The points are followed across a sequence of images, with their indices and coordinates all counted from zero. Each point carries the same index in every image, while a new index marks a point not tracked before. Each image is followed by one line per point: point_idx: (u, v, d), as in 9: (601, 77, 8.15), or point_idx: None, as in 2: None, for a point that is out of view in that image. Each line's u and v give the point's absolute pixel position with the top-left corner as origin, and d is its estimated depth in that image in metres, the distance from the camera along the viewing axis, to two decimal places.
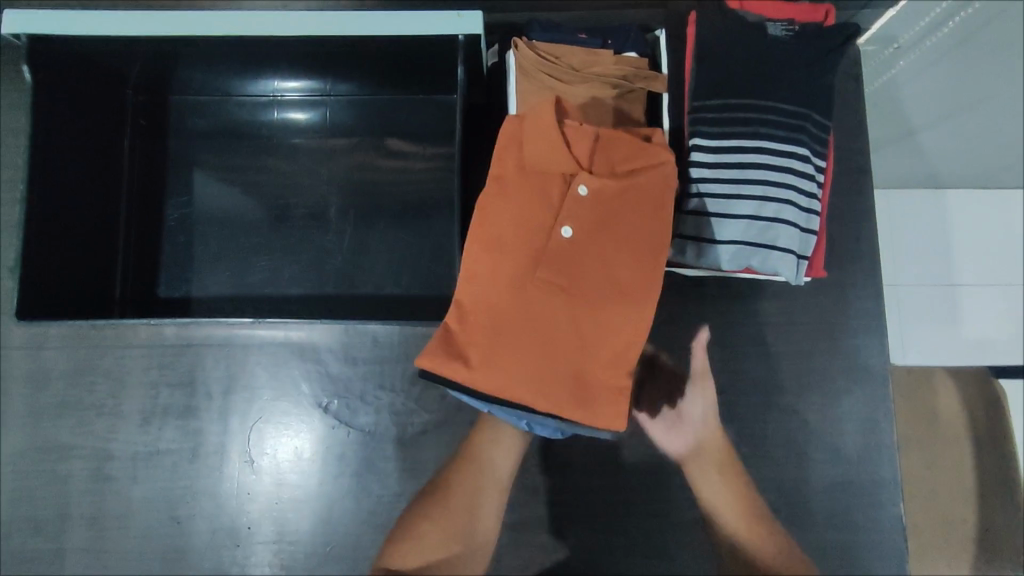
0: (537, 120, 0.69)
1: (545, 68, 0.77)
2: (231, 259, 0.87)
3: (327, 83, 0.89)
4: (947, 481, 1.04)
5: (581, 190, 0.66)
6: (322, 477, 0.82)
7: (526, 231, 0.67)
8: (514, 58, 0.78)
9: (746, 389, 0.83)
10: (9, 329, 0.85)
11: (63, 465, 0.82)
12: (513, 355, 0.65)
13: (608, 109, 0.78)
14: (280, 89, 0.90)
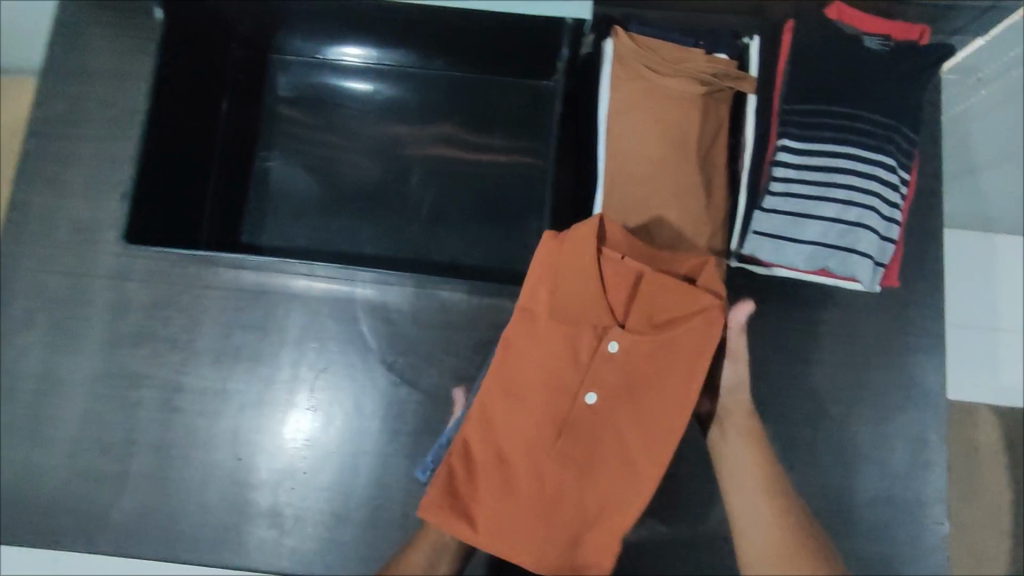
0: (574, 262, 0.66)
1: (641, 58, 0.80)
2: (314, 214, 0.90)
3: (413, 56, 0.93)
4: (982, 515, 1.04)
5: (612, 347, 0.65)
6: (380, 432, 0.84)
7: (548, 387, 0.66)
8: (612, 48, 0.81)
9: (801, 394, 0.84)
10: (97, 257, 0.89)
11: (134, 392, 0.85)
12: (518, 529, 0.66)
13: (694, 106, 0.80)
14: (342, 55, 0.94)
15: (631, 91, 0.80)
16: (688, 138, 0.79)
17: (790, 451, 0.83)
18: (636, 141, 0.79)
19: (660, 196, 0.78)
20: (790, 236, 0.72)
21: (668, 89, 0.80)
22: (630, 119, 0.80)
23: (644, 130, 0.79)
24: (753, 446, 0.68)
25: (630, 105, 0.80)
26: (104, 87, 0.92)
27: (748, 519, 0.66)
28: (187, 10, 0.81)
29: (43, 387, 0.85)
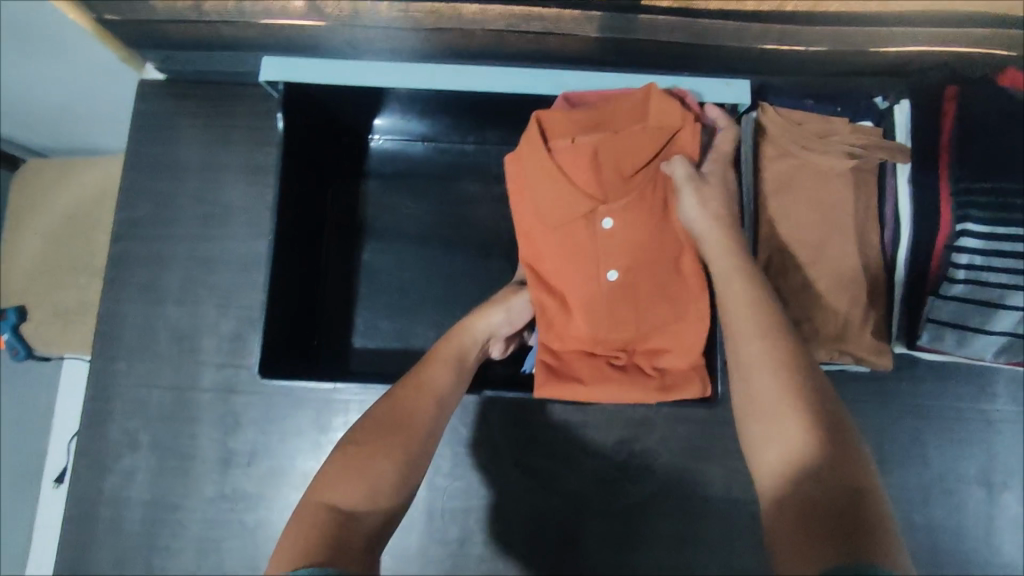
0: (532, 166, 0.68)
1: (790, 135, 0.74)
2: (428, 309, 0.85)
3: (477, 129, 0.85)
4: None
5: (608, 221, 0.66)
6: (520, 546, 0.80)
7: (577, 267, 0.68)
8: (756, 123, 0.75)
9: (965, 478, 0.80)
10: (200, 369, 0.82)
11: (252, 516, 0.79)
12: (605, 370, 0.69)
13: (850, 185, 0.74)
14: (390, 127, 0.85)
15: (782, 171, 0.74)
16: (842, 220, 0.73)
17: (958, 538, 0.79)
18: (788, 226, 0.73)
19: (815, 285, 0.72)
20: (977, 325, 0.69)
21: (821, 167, 0.74)
22: (782, 201, 0.74)
23: (798, 214, 0.73)
24: (780, 368, 0.52)
25: (780, 187, 0.74)
26: (195, 184, 0.86)
27: (748, 396, 0.53)
28: (304, 108, 0.74)
29: (154, 517, 0.79)
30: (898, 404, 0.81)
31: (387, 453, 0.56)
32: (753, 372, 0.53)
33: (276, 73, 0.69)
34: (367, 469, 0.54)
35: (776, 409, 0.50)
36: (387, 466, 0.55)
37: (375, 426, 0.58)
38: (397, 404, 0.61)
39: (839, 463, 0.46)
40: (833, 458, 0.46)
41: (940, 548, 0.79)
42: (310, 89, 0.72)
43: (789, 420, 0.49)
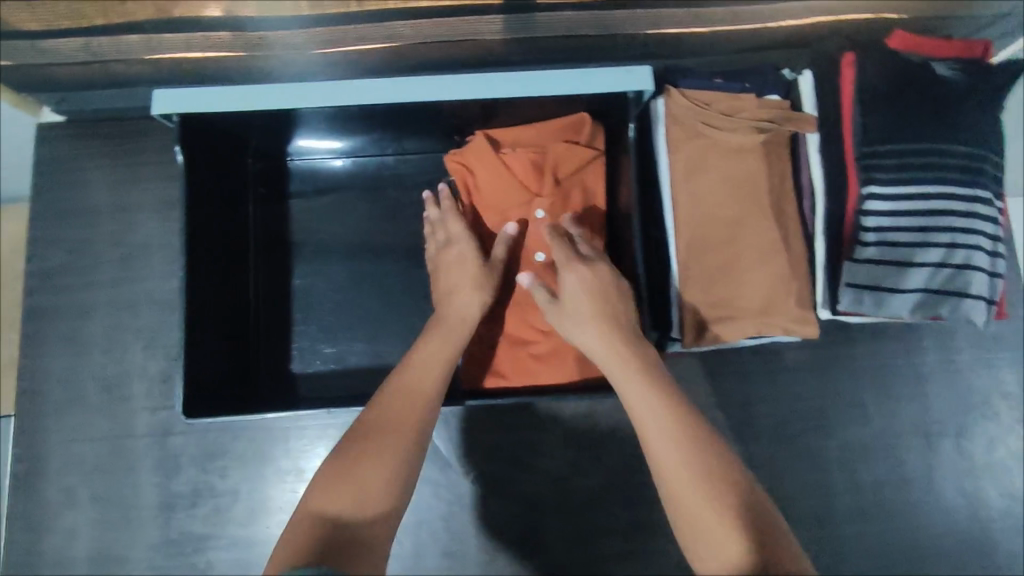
0: (484, 163, 0.72)
1: (697, 114, 0.74)
2: (363, 328, 0.84)
3: (395, 141, 0.84)
4: None
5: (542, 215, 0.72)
6: (476, 551, 0.80)
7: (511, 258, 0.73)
8: (664, 108, 0.76)
9: (905, 432, 0.81)
10: (133, 415, 0.80)
11: (202, 556, 0.78)
12: (525, 360, 0.71)
13: (762, 159, 0.75)
14: (314, 151, 0.84)
15: (694, 153, 0.75)
16: (759, 195, 0.74)
17: (905, 492, 0.80)
18: (705, 207, 0.74)
19: (738, 262, 0.73)
20: (892, 286, 0.68)
21: (733, 144, 0.74)
22: (697, 183, 0.75)
23: (714, 194, 0.74)
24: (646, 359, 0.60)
25: (693, 169, 0.75)
26: (108, 226, 0.83)
27: (627, 392, 0.58)
28: (205, 138, 0.72)
29: (100, 571, 0.78)
30: (833, 368, 0.82)
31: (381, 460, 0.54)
32: (667, 414, 0.55)
33: (168, 103, 0.66)
34: (367, 483, 0.52)
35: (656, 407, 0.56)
36: (394, 477, 0.53)
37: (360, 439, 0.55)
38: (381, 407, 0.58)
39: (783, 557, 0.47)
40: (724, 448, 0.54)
41: (888, 503, 0.80)
42: (209, 116, 0.69)
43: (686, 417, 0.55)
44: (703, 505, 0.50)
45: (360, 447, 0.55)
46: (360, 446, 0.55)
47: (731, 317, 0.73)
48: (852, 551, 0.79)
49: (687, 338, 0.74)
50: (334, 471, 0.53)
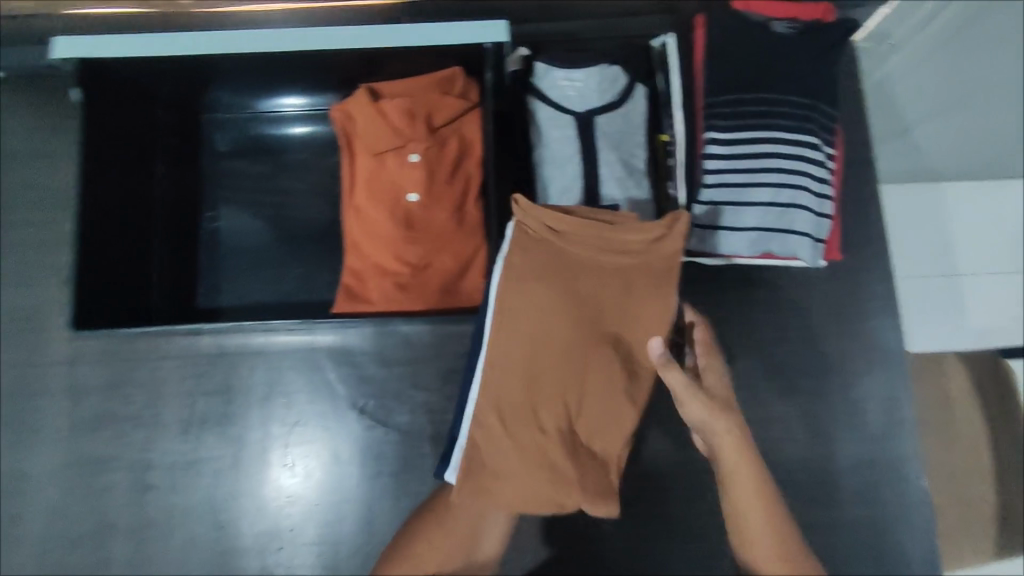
0: (362, 111, 0.80)
1: (542, 228, 0.68)
2: (266, 269, 0.90)
3: (311, 97, 0.91)
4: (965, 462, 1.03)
5: (413, 157, 0.78)
6: (360, 478, 0.85)
7: (384, 196, 0.79)
8: (515, 223, 0.69)
9: (768, 374, 0.86)
10: (46, 344, 0.86)
11: (104, 476, 0.84)
12: (392, 288, 0.78)
13: (619, 268, 0.68)
14: (282, 107, 0.92)
15: (534, 284, 0.68)
16: (602, 265, 0.68)
17: (766, 430, 0.85)
18: (529, 300, 0.68)
19: (544, 389, 0.68)
20: (728, 224, 0.74)
21: (587, 256, 0.68)
22: (526, 271, 0.68)
23: (540, 278, 0.68)
24: (761, 500, 0.62)
25: (529, 317, 0.68)
26: (32, 172, 0.90)
27: (760, 542, 0.61)
28: (111, 85, 0.79)
29: (9, 486, 0.84)
30: (698, 312, 0.87)
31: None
32: None
33: (66, 50, 0.73)
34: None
35: None
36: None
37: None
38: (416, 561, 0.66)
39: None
40: None
41: (749, 439, 0.85)
42: (108, 62, 0.76)
43: None
44: None
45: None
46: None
47: (516, 453, 0.68)
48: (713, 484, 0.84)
49: (461, 463, 0.68)
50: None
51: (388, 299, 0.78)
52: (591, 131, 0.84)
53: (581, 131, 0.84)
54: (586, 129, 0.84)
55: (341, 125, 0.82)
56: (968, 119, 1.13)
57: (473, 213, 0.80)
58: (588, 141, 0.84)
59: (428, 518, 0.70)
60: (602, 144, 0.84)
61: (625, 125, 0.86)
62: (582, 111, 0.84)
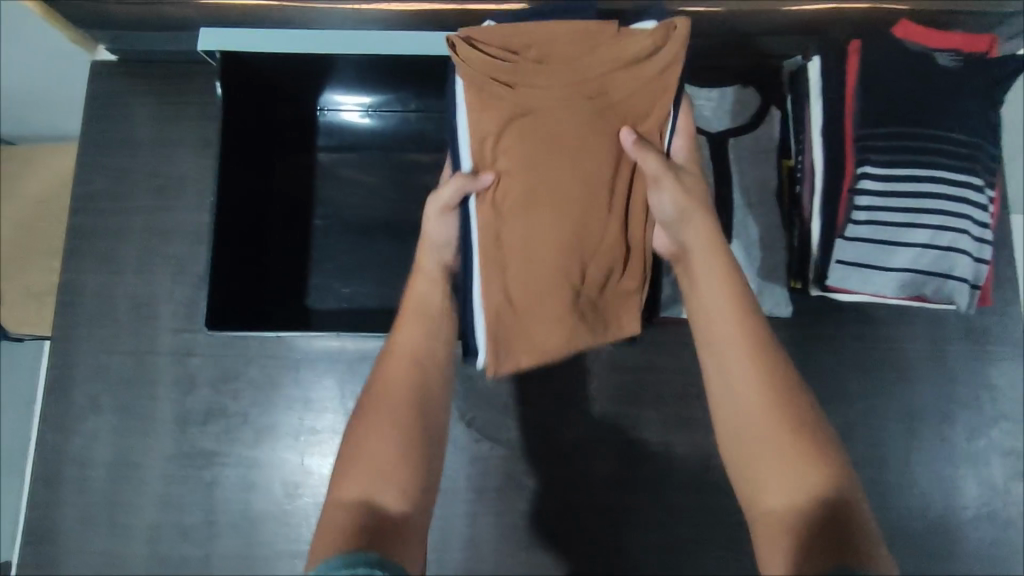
0: None
1: (496, 70, 0.61)
2: (377, 272, 0.88)
3: (384, 95, 0.88)
4: None
5: None
6: (463, 491, 0.84)
7: None
8: (461, 73, 0.62)
9: (888, 415, 0.84)
10: (158, 335, 0.86)
11: (209, 471, 0.84)
12: None
13: (593, 77, 0.62)
14: (343, 102, 0.89)
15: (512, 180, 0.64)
16: (558, 104, 0.63)
17: (883, 473, 0.83)
18: (509, 187, 0.64)
19: (538, 279, 0.65)
20: (879, 264, 0.71)
21: (558, 116, 0.63)
22: (536, 80, 0.62)
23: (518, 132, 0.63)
24: (746, 355, 0.63)
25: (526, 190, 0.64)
26: (148, 159, 0.90)
27: (731, 403, 0.63)
28: (246, 79, 0.78)
29: (115, 474, 0.84)
30: (819, 346, 0.85)
31: (388, 493, 0.59)
32: (773, 410, 0.60)
33: (212, 42, 0.71)
34: (402, 558, 0.55)
35: (784, 462, 0.58)
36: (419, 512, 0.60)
37: (378, 526, 0.56)
38: (379, 418, 0.63)
39: (812, 435, 0.58)
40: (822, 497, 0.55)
41: (864, 480, 0.83)
42: (250, 58, 0.75)
43: (766, 403, 0.60)
44: (783, 478, 0.57)
45: (384, 523, 0.57)
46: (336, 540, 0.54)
47: (541, 317, 0.66)
48: None
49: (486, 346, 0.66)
50: (329, 532, 0.55)
51: None
52: (723, 153, 0.82)
53: (713, 152, 0.82)
54: (720, 151, 0.82)
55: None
56: None
57: None
58: (721, 164, 0.81)
59: (378, 386, 0.66)
60: (734, 169, 0.82)
61: (759, 149, 0.83)
62: (717, 132, 0.82)
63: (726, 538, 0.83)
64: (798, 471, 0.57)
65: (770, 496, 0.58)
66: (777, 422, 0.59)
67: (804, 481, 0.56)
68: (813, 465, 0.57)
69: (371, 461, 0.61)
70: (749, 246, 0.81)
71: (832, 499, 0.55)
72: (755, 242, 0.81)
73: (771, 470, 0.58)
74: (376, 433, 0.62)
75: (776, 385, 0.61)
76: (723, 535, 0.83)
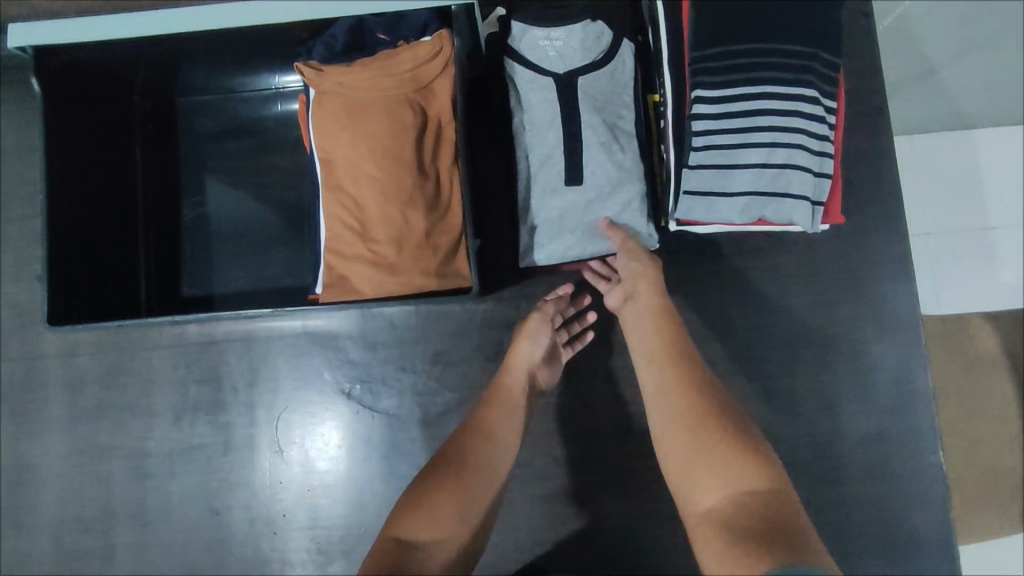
0: (330, 90, 0.73)
1: (326, 76, 0.73)
2: (248, 254, 0.88)
3: None
4: (972, 426, 1.02)
5: (384, 134, 0.72)
6: (349, 462, 0.84)
7: (357, 174, 0.73)
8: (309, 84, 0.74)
9: (771, 345, 0.82)
10: (44, 338, 0.88)
11: (104, 466, 0.85)
12: (369, 270, 0.72)
13: (406, 75, 0.73)
14: (280, 83, 0.89)
15: (344, 157, 0.73)
16: (369, 102, 0.73)
17: (770, 405, 0.81)
18: (343, 162, 0.73)
19: (373, 236, 0.72)
20: (718, 190, 0.68)
21: (374, 98, 0.73)
22: (356, 73, 0.73)
23: (341, 126, 0.73)
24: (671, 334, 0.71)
25: (356, 165, 0.73)
26: (14, 165, 0.90)
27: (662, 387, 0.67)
28: (78, 74, 0.77)
29: (16, 476, 0.86)
30: (695, 283, 0.83)
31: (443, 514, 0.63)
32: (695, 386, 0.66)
33: (20, 37, 0.70)
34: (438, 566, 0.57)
35: (718, 434, 0.61)
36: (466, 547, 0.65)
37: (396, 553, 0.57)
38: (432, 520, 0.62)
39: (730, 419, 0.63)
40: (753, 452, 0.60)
41: (749, 414, 0.81)
42: (64, 50, 0.73)
43: (698, 380, 0.66)
44: (710, 452, 0.61)
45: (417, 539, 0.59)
46: (448, 511, 0.64)
47: (373, 269, 0.72)
48: None
49: (330, 292, 0.73)
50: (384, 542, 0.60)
51: (368, 281, 0.72)
52: (573, 94, 0.78)
53: (562, 94, 0.78)
54: (568, 91, 0.78)
55: (305, 108, 0.77)
56: (998, 61, 1.04)
57: (450, 185, 0.75)
58: (571, 104, 0.78)
59: (419, 485, 0.66)
60: (584, 105, 0.78)
61: (609, 85, 0.79)
62: (563, 73, 0.78)
63: (617, 488, 0.82)
64: (741, 470, 0.58)
65: (711, 468, 0.60)
66: (681, 392, 0.66)
67: (737, 442, 0.61)
68: (731, 426, 0.62)
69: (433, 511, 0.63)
70: (602, 184, 0.77)
71: (781, 493, 0.57)
72: (609, 178, 0.77)
73: (703, 446, 0.61)
74: (412, 501, 0.64)
75: (679, 366, 0.68)
76: (614, 484, 0.81)
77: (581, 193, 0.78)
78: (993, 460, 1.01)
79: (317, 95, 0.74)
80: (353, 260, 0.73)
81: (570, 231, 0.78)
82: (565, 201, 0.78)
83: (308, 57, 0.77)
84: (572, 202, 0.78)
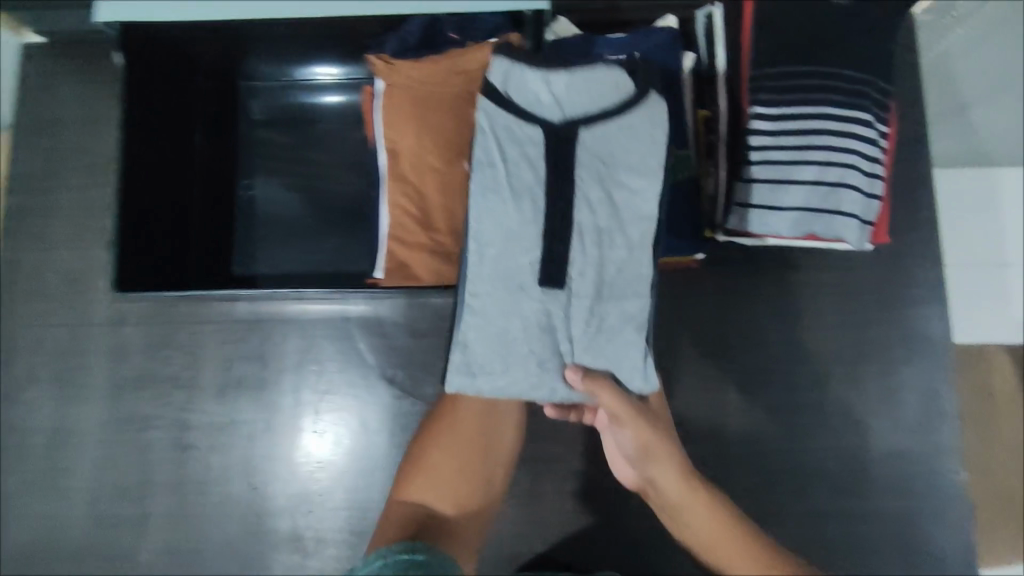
0: (399, 83, 0.76)
1: (396, 70, 0.76)
2: (299, 237, 0.90)
3: (355, 68, 0.89)
4: (988, 453, 1.04)
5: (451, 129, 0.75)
6: (386, 446, 0.86)
7: (421, 166, 0.75)
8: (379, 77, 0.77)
9: (804, 359, 0.84)
10: (92, 305, 0.90)
11: (143, 434, 0.87)
12: (430, 258, 0.75)
13: (473, 73, 0.75)
14: (314, 75, 0.91)
15: (409, 149, 0.76)
16: (436, 97, 0.76)
17: (800, 417, 0.83)
18: (406, 154, 0.76)
19: (434, 226, 0.75)
20: (770, 204, 0.71)
21: (441, 95, 0.76)
22: (425, 69, 0.75)
23: (408, 119, 0.75)
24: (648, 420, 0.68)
25: (420, 157, 0.75)
26: (77, 135, 0.92)
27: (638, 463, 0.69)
28: (158, 53, 0.81)
29: (55, 440, 0.87)
30: (734, 294, 0.86)
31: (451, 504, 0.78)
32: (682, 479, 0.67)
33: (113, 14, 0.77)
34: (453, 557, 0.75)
35: (709, 516, 0.65)
36: (486, 521, 0.82)
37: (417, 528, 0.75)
38: (438, 478, 0.78)
39: (728, 513, 0.65)
40: (736, 527, 0.64)
41: (778, 425, 0.83)
42: (155, 28, 0.79)
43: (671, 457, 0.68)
44: (693, 513, 0.66)
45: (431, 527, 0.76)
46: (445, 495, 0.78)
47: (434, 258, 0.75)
48: (741, 469, 0.83)
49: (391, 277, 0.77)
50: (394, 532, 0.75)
51: (428, 269, 0.76)
52: (568, 145, 0.60)
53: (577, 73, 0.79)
54: None
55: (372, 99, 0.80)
56: None
57: None
58: None
59: (417, 462, 0.79)
60: (574, 97, 0.61)
61: (625, 140, 0.61)
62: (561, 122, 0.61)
63: None
64: (726, 550, 0.63)
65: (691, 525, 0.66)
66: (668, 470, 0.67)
67: (729, 529, 0.64)
68: (724, 514, 0.65)
69: (454, 501, 0.78)
70: (576, 318, 0.61)
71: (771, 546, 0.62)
72: (586, 313, 0.60)
73: (691, 511, 0.66)
74: (421, 475, 0.79)
75: (664, 459, 0.68)
76: None
77: (551, 299, 0.60)
78: (1006, 487, 1.04)
79: (385, 87, 0.76)
80: (413, 249, 0.75)
81: (528, 364, 0.61)
82: (523, 323, 0.61)
83: (379, 50, 0.79)
84: (527, 314, 0.60)
